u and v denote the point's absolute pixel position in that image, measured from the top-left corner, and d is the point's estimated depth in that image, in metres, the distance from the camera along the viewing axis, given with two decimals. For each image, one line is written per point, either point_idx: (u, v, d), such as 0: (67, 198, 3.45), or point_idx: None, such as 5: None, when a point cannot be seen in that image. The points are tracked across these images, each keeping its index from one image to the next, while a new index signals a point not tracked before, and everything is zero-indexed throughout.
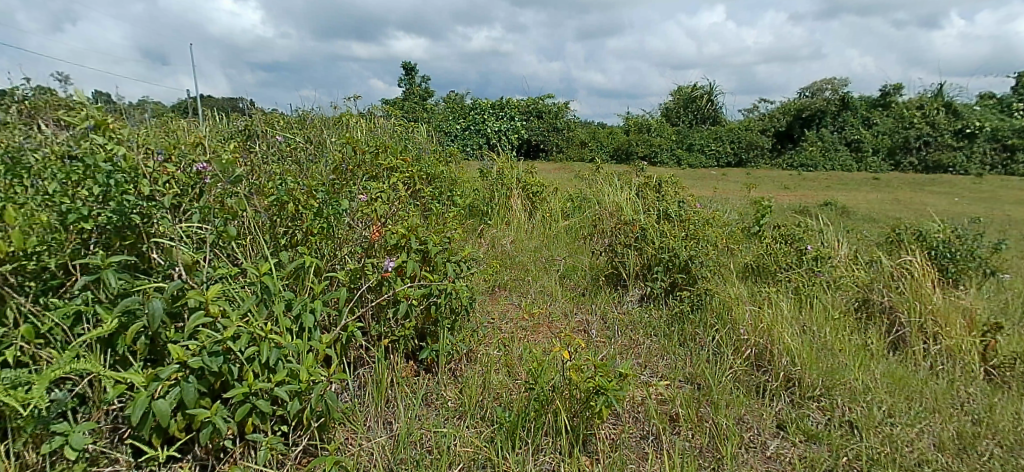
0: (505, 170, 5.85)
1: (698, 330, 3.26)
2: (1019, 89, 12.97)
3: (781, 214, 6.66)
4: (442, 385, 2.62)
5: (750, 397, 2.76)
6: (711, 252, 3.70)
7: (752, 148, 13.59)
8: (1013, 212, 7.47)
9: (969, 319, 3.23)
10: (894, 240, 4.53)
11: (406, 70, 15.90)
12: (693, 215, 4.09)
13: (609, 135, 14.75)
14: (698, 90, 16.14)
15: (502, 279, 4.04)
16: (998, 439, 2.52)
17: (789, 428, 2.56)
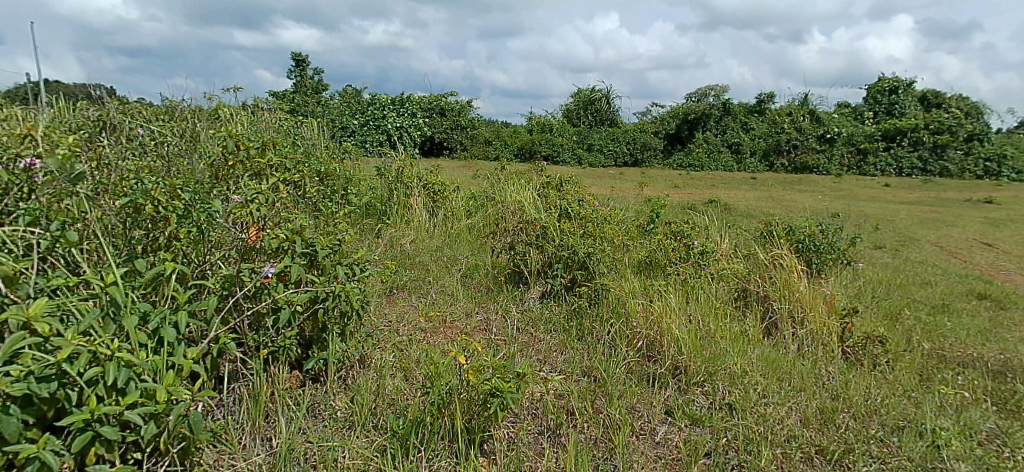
0: (404, 169, 5.75)
1: (595, 324, 3.37)
2: (869, 100, 14.62)
3: (671, 211, 7.04)
4: (331, 394, 2.53)
5: (641, 386, 2.90)
6: (607, 249, 3.86)
7: (646, 149, 14.29)
8: (868, 208, 8.41)
9: (830, 304, 3.60)
10: (768, 235, 4.92)
11: (297, 62, 15.22)
12: (590, 213, 4.22)
13: (512, 134, 14.97)
14: (597, 93, 16.73)
15: (401, 280, 3.98)
16: (852, 413, 2.79)
17: (676, 414, 2.70)
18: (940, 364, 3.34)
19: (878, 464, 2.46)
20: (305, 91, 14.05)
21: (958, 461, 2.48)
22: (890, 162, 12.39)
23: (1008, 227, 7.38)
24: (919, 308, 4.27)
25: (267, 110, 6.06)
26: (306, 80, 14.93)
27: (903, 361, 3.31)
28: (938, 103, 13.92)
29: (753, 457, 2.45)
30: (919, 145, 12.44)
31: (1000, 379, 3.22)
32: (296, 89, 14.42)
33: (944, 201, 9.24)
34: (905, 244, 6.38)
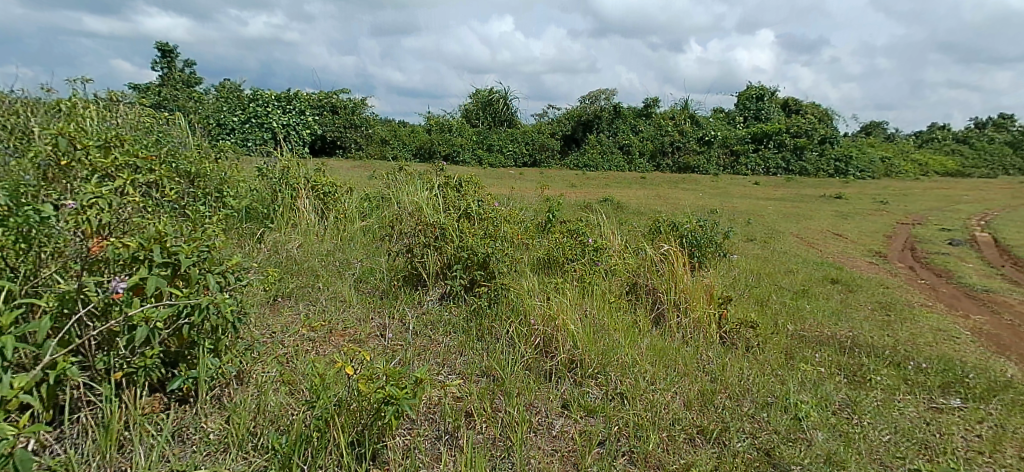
0: (289, 168, 5.44)
1: (494, 324, 3.50)
2: (740, 106, 16.12)
3: (569, 210, 7.39)
4: (202, 416, 2.43)
5: (539, 382, 3.08)
6: (508, 249, 3.90)
7: (544, 149, 14.76)
8: (740, 204, 9.33)
9: (709, 294, 4.02)
10: (656, 232, 5.38)
11: (163, 51, 14.08)
12: (490, 213, 4.28)
13: (410, 133, 15.02)
14: (494, 94, 17.05)
15: (287, 287, 3.85)
16: (729, 393, 3.16)
17: (572, 407, 2.92)
18: (801, 344, 3.87)
19: (750, 439, 2.78)
20: (172, 84, 13.01)
21: (816, 430, 2.87)
22: (759, 163, 13.87)
23: (854, 219, 8.51)
24: (783, 293, 4.87)
25: (127, 103, 5.55)
26: (174, 72, 13.84)
27: (770, 342, 3.82)
28: (796, 109, 15.63)
29: (642, 442, 2.71)
30: (783, 147, 14.07)
31: (849, 353, 3.76)
32: (161, 82, 13.32)
33: (800, 198, 10.41)
34: (771, 236, 7.18)
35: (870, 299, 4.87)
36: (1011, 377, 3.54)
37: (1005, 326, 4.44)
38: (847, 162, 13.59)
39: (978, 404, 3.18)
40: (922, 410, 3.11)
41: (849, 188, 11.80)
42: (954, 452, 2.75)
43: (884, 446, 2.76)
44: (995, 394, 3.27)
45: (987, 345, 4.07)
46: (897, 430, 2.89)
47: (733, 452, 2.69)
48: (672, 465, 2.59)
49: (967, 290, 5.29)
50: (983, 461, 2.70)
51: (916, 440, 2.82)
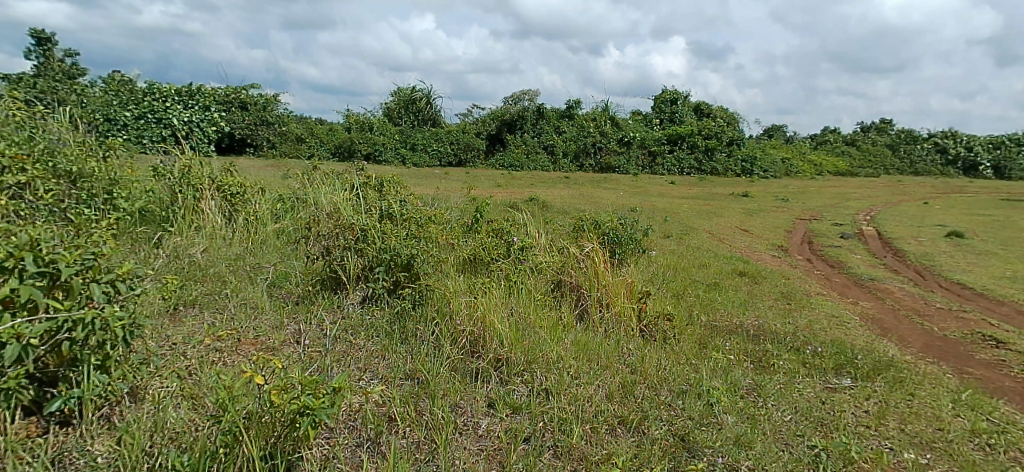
0: (190, 168, 5.04)
1: (418, 326, 3.46)
2: (657, 108, 16.79)
3: (494, 209, 7.45)
4: (87, 438, 2.27)
5: (464, 382, 3.11)
6: (431, 249, 3.87)
7: (469, 148, 14.78)
8: (658, 203, 9.70)
9: (630, 289, 4.19)
10: (579, 230, 5.55)
11: (42, 39, 12.91)
12: (414, 215, 4.17)
13: (329, 132, 14.78)
14: (417, 93, 16.93)
15: (190, 294, 3.58)
16: (648, 383, 3.32)
17: (497, 405, 2.97)
18: (713, 333, 4.11)
19: (667, 426, 2.94)
20: (57, 75, 11.93)
21: (726, 413, 3.06)
22: (675, 163, 14.53)
23: (759, 216, 9.07)
24: (696, 286, 5.14)
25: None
26: (55, 62, 12.68)
27: (685, 333, 4.04)
28: (707, 112, 16.48)
29: (566, 435, 2.80)
30: (695, 148, 14.80)
31: (756, 341, 4.03)
32: (41, 73, 12.16)
33: (711, 196, 10.97)
34: (686, 232, 7.54)
35: (774, 290, 5.23)
36: (893, 356, 3.92)
37: (887, 310, 4.91)
38: (753, 163, 14.48)
39: (866, 382, 3.50)
40: (819, 390, 3.38)
41: (755, 187, 12.57)
42: (845, 427, 3.01)
43: (786, 426, 2.99)
44: (880, 372, 3.60)
45: (872, 329, 4.48)
46: (797, 410, 3.14)
47: (652, 439, 2.83)
48: (595, 456, 2.69)
49: (856, 279, 5.78)
50: (871, 434, 2.97)
51: (814, 418, 3.08)
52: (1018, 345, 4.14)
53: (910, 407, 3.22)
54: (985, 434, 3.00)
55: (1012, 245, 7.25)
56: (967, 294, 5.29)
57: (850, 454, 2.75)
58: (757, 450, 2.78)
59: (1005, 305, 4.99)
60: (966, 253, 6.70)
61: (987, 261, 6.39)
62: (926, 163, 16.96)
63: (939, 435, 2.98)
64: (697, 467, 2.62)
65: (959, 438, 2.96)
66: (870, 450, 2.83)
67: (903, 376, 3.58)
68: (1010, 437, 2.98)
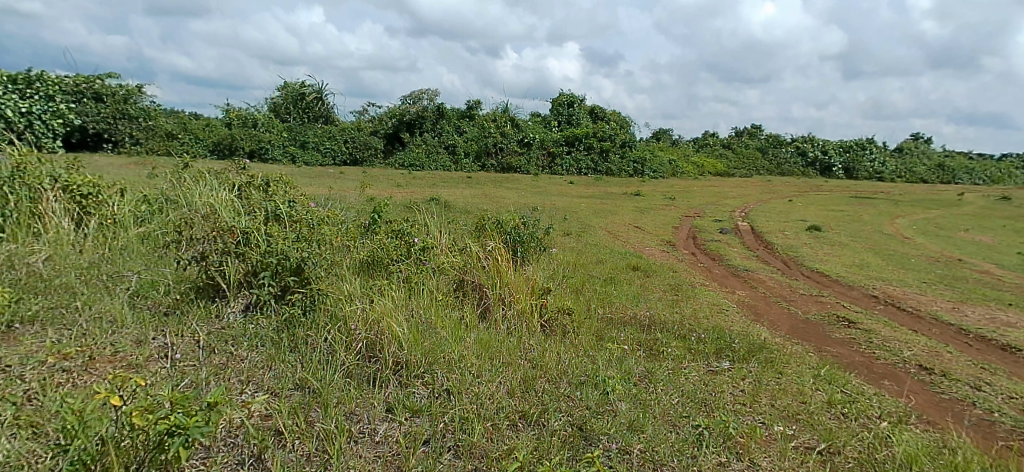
0: (25, 165, 4.46)
1: (310, 333, 3.30)
2: (555, 111, 17.28)
3: (394, 209, 7.33)
4: None
5: (361, 388, 3.04)
6: (325, 252, 3.68)
7: (366, 148, 14.52)
8: (557, 202, 9.96)
9: (532, 286, 4.29)
10: (482, 229, 5.58)
11: None
12: (305, 215, 3.90)
13: (204, 128, 13.82)
14: (306, 88, 16.54)
15: (28, 309, 3.20)
16: (548, 376, 3.40)
17: (396, 410, 2.93)
18: (609, 326, 4.28)
19: (566, 417, 3.02)
20: None
21: (620, 400, 3.20)
22: (573, 164, 15.01)
23: (650, 214, 9.55)
24: (594, 281, 5.33)
25: None
26: None
27: (584, 326, 4.18)
28: (602, 115, 17.16)
29: (467, 434, 2.81)
30: (591, 149, 15.39)
31: (647, 330, 4.25)
32: None
33: (607, 195, 11.42)
34: (585, 230, 7.78)
35: (663, 282, 5.52)
36: (765, 339, 4.27)
37: (760, 298, 5.33)
38: (644, 164, 15.26)
39: (742, 364, 3.79)
40: (702, 374, 3.62)
41: (646, 186, 13.24)
42: (725, 405, 3.24)
43: (674, 408, 3.17)
44: (754, 354, 3.92)
45: (747, 314, 4.87)
46: (683, 392, 3.34)
47: (551, 431, 2.90)
48: (495, 452, 2.72)
49: (734, 270, 6.23)
50: (746, 411, 3.22)
51: (697, 399, 3.29)
52: (865, 324, 4.64)
53: (779, 384, 3.53)
54: (839, 404, 3.34)
55: (861, 237, 8.16)
56: (825, 281, 5.88)
57: (729, 430, 2.97)
58: (648, 433, 2.93)
59: (856, 289, 5.59)
60: (824, 244, 7.44)
61: (841, 251, 7.12)
62: (792, 164, 18.68)
63: (802, 407, 3.29)
64: (594, 456, 2.71)
65: (819, 409, 3.28)
66: (745, 425, 3.07)
67: (773, 356, 3.91)
68: (859, 405, 3.34)
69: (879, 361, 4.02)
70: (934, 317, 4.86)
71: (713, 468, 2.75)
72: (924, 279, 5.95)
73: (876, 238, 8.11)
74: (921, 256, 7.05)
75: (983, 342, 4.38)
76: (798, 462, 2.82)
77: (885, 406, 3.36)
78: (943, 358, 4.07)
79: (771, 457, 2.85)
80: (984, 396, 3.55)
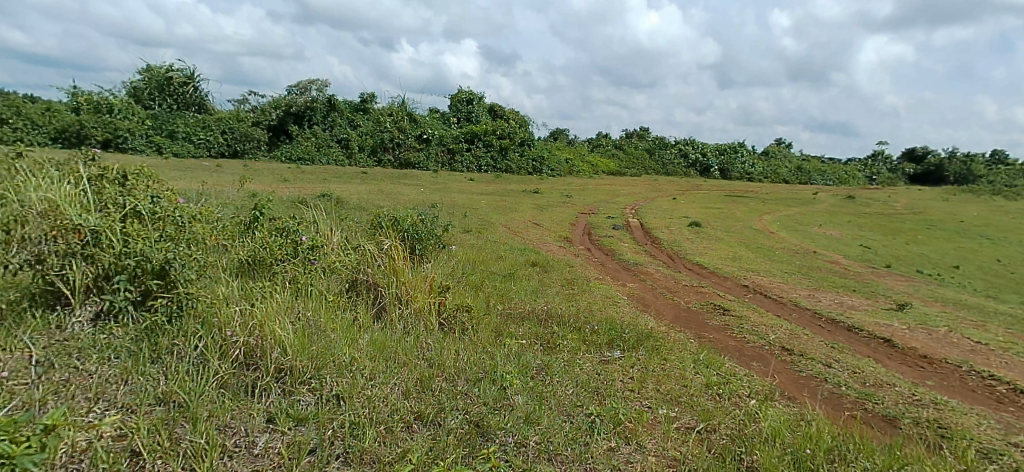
0: None
1: (177, 342, 3.00)
2: (454, 107, 17.21)
3: (279, 205, 6.92)
4: None
5: (237, 399, 2.82)
6: (196, 253, 3.37)
7: (247, 139, 13.76)
8: (457, 199, 9.91)
9: (430, 284, 4.19)
10: (376, 227, 5.35)
11: None
12: (172, 212, 3.54)
13: (46, 113, 12.01)
14: (172, 73, 15.52)
15: None
16: (445, 375, 3.32)
17: (278, 420, 2.73)
18: (508, 321, 4.27)
19: (463, 415, 2.95)
20: None
21: (518, 394, 3.18)
22: (473, 161, 14.99)
23: (547, 211, 9.71)
24: (493, 278, 5.31)
25: None
26: None
27: (483, 323, 4.15)
28: (500, 113, 17.31)
29: (357, 440, 2.68)
30: (490, 147, 15.50)
31: (544, 324, 4.29)
32: None
33: (506, 192, 11.49)
34: (484, 227, 7.76)
35: (560, 277, 5.61)
36: (652, 328, 4.45)
37: (648, 290, 5.56)
38: (541, 162, 15.57)
39: (631, 352, 3.91)
40: (595, 363, 3.69)
41: (544, 184, 13.50)
42: (616, 393, 3.33)
43: (569, 399, 3.21)
44: (642, 343, 4.06)
45: (637, 305, 5.06)
46: (578, 383, 3.39)
47: (447, 430, 2.82)
48: (388, 456, 2.61)
49: (626, 264, 6.46)
50: (635, 397, 3.32)
51: (591, 388, 3.35)
52: (739, 311, 4.97)
53: (664, 370, 3.68)
54: (716, 386, 3.54)
55: (736, 231, 8.78)
56: (705, 272, 6.24)
57: (619, 417, 3.05)
58: (544, 424, 2.93)
59: (730, 280, 5.98)
60: (704, 239, 7.93)
61: (717, 245, 7.62)
62: (676, 165, 19.82)
63: (685, 391, 3.45)
64: (490, 451, 2.66)
65: (698, 392, 3.45)
66: (634, 410, 3.17)
67: (659, 344, 4.07)
68: (733, 386, 3.55)
69: (750, 345, 4.31)
70: (794, 303, 5.30)
71: (604, 453, 2.80)
72: (790, 270, 6.49)
73: (747, 233, 8.76)
74: (784, 249, 7.71)
75: (834, 324, 4.82)
76: (679, 442, 2.94)
77: (754, 386, 3.60)
78: (801, 339, 4.43)
79: (656, 439, 2.95)
80: (835, 371, 3.89)
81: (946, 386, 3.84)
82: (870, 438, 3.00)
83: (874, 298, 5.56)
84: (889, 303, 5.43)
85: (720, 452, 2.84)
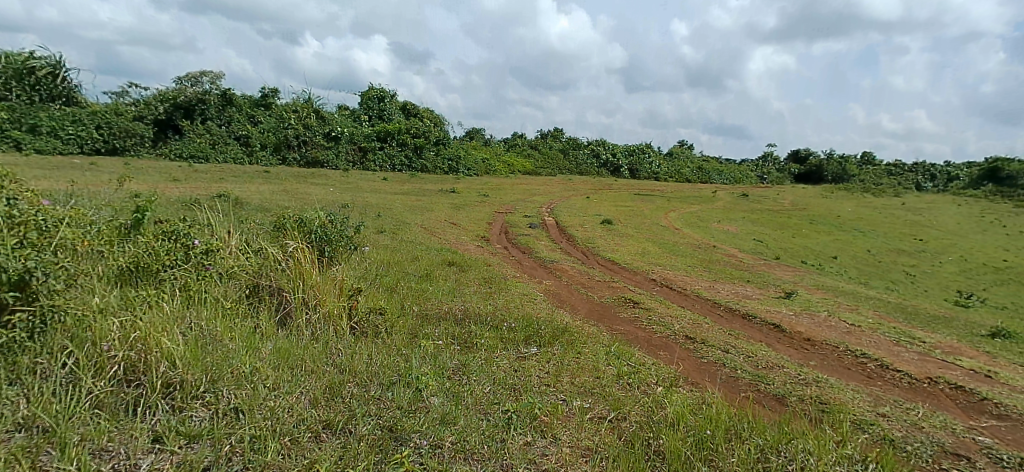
0: None
1: (43, 359, 2.70)
2: (364, 105, 16.80)
3: (169, 207, 6.44)
4: None
5: (116, 420, 2.57)
6: (65, 261, 3.04)
7: (127, 134, 12.80)
8: (369, 199, 9.66)
9: (339, 287, 4.03)
10: (280, 228, 5.06)
11: None
12: (34, 215, 3.18)
13: None
14: (33, 61, 14.12)
15: None
16: (357, 380, 3.19)
17: (167, 439, 2.52)
18: (423, 322, 4.18)
19: (376, 420, 2.84)
20: None
21: (433, 396, 3.10)
22: (385, 159, 14.67)
23: (464, 210, 9.67)
24: (409, 279, 5.18)
25: None
26: None
27: (396, 325, 4.04)
28: (413, 111, 17.07)
29: (259, 454, 2.51)
30: (404, 145, 15.23)
31: (461, 323, 4.24)
32: None
33: (420, 192, 11.35)
34: (399, 227, 7.57)
35: (477, 276, 5.58)
36: (567, 323, 4.50)
37: (563, 286, 5.64)
38: (456, 162, 15.53)
39: (547, 348, 3.94)
40: (511, 360, 3.68)
41: (461, 183, 13.44)
42: (532, 388, 3.33)
43: (485, 397, 3.17)
44: (558, 338, 4.10)
45: (552, 302, 5.12)
46: (494, 381, 3.36)
47: (359, 437, 2.70)
48: (293, 469, 2.46)
49: (542, 262, 6.52)
50: (550, 391, 3.35)
51: (508, 385, 3.34)
52: (647, 303, 5.14)
53: (578, 363, 3.73)
54: (627, 376, 3.63)
55: (645, 228, 9.12)
56: (616, 268, 6.42)
57: (535, 412, 3.05)
58: (460, 424, 2.87)
59: (639, 274, 6.18)
60: (615, 236, 8.17)
61: (628, 241, 7.86)
62: (588, 164, 20.34)
63: (598, 382, 3.51)
64: (403, 455, 2.57)
65: (610, 383, 3.52)
66: (549, 404, 3.18)
67: (574, 338, 4.13)
68: (642, 375, 3.66)
69: (657, 335, 4.46)
70: (697, 294, 5.55)
71: (520, 448, 2.78)
72: (694, 263, 6.80)
73: (655, 229, 9.11)
74: (688, 244, 8.08)
75: (733, 313, 5.09)
76: (593, 432, 2.98)
77: (661, 374, 3.72)
78: (703, 328, 4.64)
79: (571, 431, 2.97)
80: (732, 357, 4.10)
81: (830, 365, 4.14)
82: (762, 416, 3.17)
83: (766, 288, 5.92)
84: (778, 291, 5.81)
85: (629, 438, 2.90)
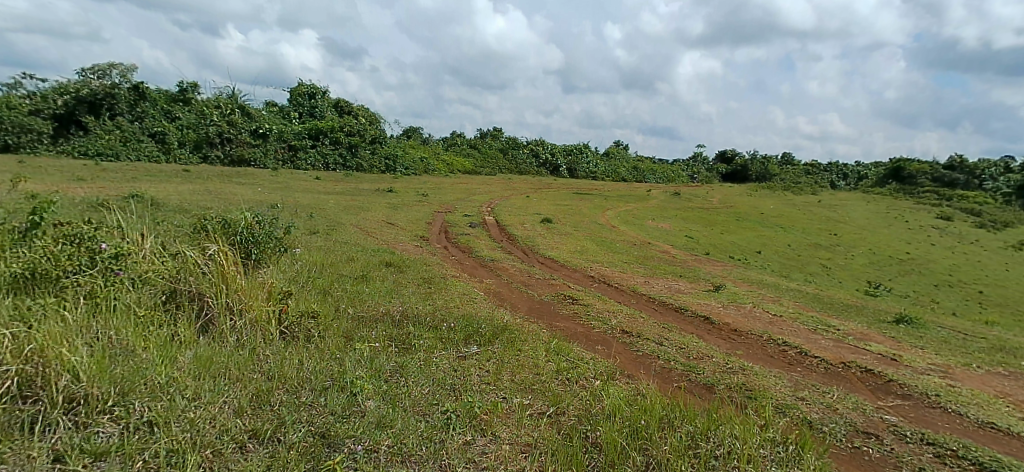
0: None
1: None
2: (294, 102, 16.26)
3: (76, 209, 6.00)
4: None
5: (8, 440, 2.35)
6: None
7: (24, 131, 11.88)
8: (300, 199, 9.35)
9: (266, 291, 3.86)
10: (202, 230, 4.79)
11: None
12: None
13: None
14: None
15: None
16: (286, 386, 3.06)
17: (69, 458, 2.32)
18: (359, 324, 4.06)
19: (306, 426, 2.73)
20: None
21: (369, 399, 3.00)
22: (318, 158, 14.24)
23: (401, 209, 9.50)
24: (344, 281, 5.03)
25: None
26: None
27: (330, 328, 3.91)
28: (346, 109, 16.66)
29: (176, 469, 2.36)
30: (337, 144, 14.84)
31: (400, 325, 4.14)
32: None
33: (356, 191, 11.08)
34: (333, 228, 7.35)
35: (416, 276, 5.48)
36: (507, 321, 4.48)
37: (503, 285, 5.63)
38: (392, 161, 15.25)
39: (487, 346, 3.91)
40: (451, 361, 3.62)
41: (398, 182, 13.23)
42: (471, 387, 3.29)
43: (423, 398, 3.10)
44: (497, 336, 4.07)
45: (492, 300, 5.09)
46: (433, 381, 3.30)
47: (288, 445, 2.58)
48: None
49: (481, 261, 6.48)
50: (490, 389, 3.32)
51: (447, 385, 3.28)
52: (585, 299, 5.20)
53: (518, 361, 3.71)
54: (566, 371, 3.64)
55: (582, 225, 9.24)
56: (555, 265, 6.46)
57: (474, 411, 3.02)
58: (397, 427, 2.80)
59: (578, 271, 6.24)
60: (554, 233, 8.24)
61: (566, 239, 7.94)
62: (525, 163, 20.46)
63: (537, 378, 3.51)
64: (336, 462, 2.48)
65: (549, 378, 3.52)
66: (489, 402, 3.15)
67: (514, 336, 4.11)
68: (580, 370, 3.68)
69: (594, 330, 4.51)
70: (633, 289, 5.66)
71: (459, 448, 2.74)
72: (631, 260, 6.93)
73: (593, 227, 9.25)
74: (624, 240, 8.25)
75: (666, 307, 5.22)
76: (532, 427, 2.97)
77: (598, 368, 3.76)
78: (638, 322, 4.73)
79: (510, 428, 2.95)
80: (665, 349, 4.19)
81: (755, 354, 4.30)
82: (693, 404, 3.25)
83: (697, 282, 6.11)
84: (707, 285, 6.01)
85: (568, 432, 2.91)
